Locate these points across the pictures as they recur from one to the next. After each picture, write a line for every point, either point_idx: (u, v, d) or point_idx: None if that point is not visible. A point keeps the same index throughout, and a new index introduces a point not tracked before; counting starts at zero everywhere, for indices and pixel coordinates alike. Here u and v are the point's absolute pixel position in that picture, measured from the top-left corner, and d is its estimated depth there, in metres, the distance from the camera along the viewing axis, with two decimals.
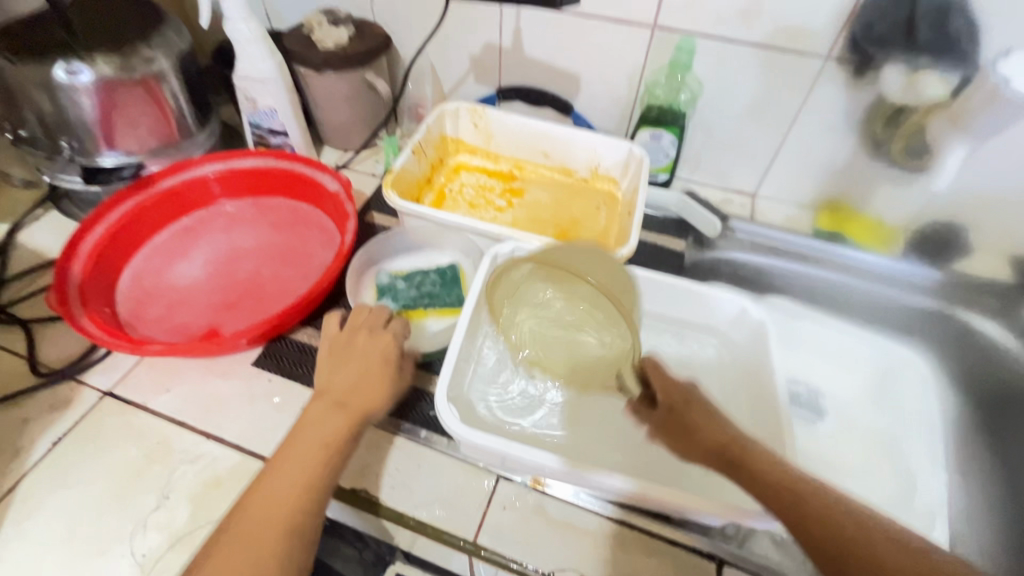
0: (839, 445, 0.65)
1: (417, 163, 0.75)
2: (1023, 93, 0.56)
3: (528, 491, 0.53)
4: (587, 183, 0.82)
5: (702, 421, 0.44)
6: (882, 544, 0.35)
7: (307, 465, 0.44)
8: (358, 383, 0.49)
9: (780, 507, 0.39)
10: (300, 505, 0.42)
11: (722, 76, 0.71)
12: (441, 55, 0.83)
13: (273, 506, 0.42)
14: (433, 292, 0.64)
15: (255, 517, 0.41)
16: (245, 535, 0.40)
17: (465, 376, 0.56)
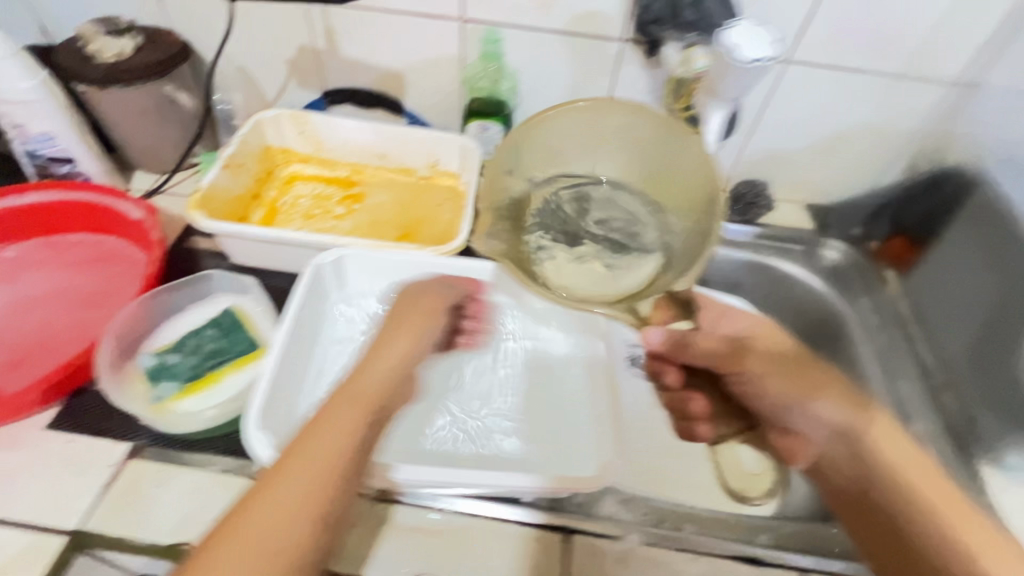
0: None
1: (234, 178, 0.70)
2: (752, 62, 0.55)
3: (375, 504, 0.51)
4: (429, 181, 0.81)
5: (777, 360, 0.49)
6: (925, 478, 0.41)
7: (317, 471, 0.37)
8: (389, 376, 0.46)
9: (835, 440, 0.45)
10: (301, 519, 0.35)
11: (537, 64, 0.73)
12: (253, 62, 0.78)
13: (284, 517, 0.34)
14: (218, 349, 0.56)
15: (267, 524, 0.34)
16: (251, 551, 0.33)
17: (295, 396, 0.53)
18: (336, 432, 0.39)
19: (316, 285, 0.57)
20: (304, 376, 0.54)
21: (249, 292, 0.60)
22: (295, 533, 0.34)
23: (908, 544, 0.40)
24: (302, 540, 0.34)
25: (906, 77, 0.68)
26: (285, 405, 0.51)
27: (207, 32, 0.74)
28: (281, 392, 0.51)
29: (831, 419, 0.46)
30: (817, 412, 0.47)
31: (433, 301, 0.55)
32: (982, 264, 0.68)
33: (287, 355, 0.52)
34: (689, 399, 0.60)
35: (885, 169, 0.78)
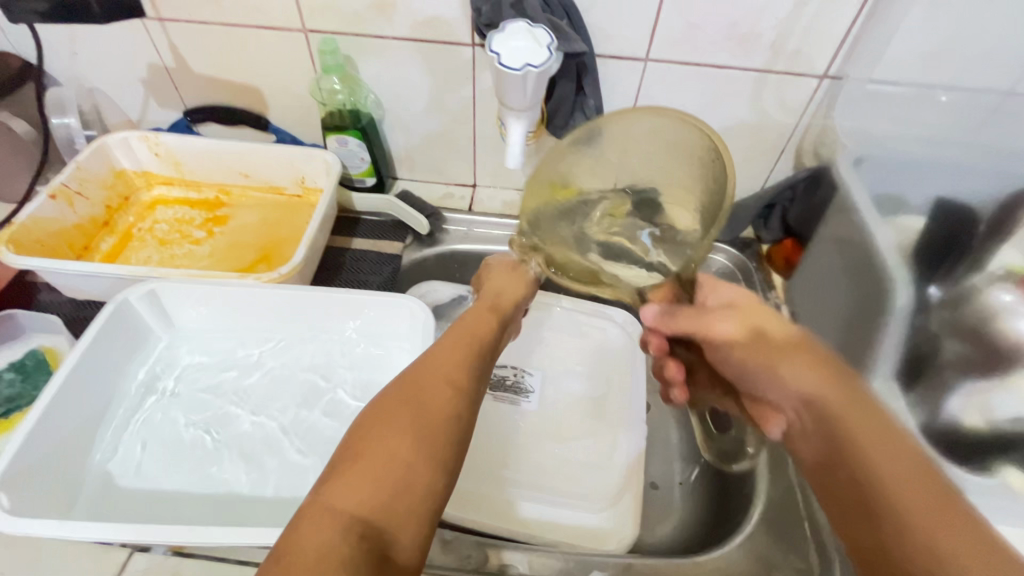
0: (545, 422, 0.66)
1: (69, 208, 0.68)
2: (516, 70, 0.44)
3: (167, 558, 0.46)
4: (300, 199, 0.77)
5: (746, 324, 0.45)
6: (886, 447, 0.36)
7: (425, 421, 0.35)
8: (444, 346, 0.42)
9: (805, 409, 0.41)
10: (427, 461, 0.33)
11: (391, 73, 0.69)
12: (103, 82, 0.74)
13: (394, 461, 0.33)
14: (15, 394, 0.54)
15: (385, 445, 0.33)
16: (377, 483, 0.31)
17: (88, 443, 0.50)
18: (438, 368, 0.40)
19: (122, 321, 0.54)
20: (103, 420, 0.52)
21: (60, 336, 0.58)
22: (421, 457, 0.33)
23: (880, 511, 0.33)
24: (414, 472, 0.32)
25: (773, 71, 0.62)
26: (72, 454, 0.48)
27: (49, 54, 0.70)
28: (60, 442, 0.47)
29: (803, 388, 0.41)
30: (786, 378, 0.42)
31: (518, 292, 0.54)
32: (841, 276, 0.62)
33: (69, 401, 0.49)
34: (674, 387, 0.58)
35: (772, 167, 0.72)
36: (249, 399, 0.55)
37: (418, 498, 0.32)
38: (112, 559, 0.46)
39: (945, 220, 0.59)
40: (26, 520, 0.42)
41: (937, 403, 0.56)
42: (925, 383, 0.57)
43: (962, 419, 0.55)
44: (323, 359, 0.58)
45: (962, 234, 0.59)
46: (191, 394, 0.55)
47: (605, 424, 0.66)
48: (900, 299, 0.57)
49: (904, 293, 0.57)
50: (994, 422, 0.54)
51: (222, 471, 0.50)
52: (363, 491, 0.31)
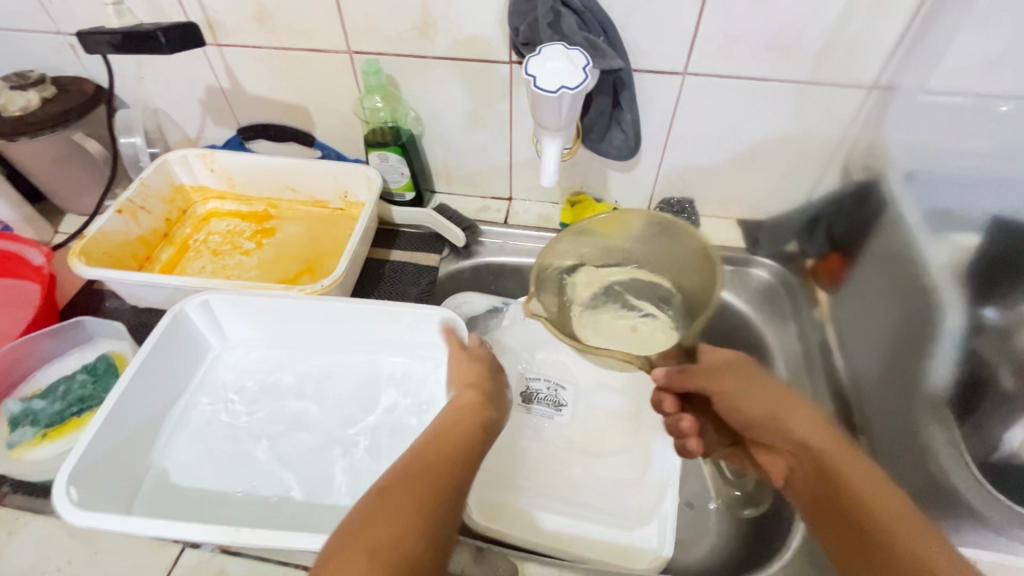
0: (576, 438, 0.66)
1: (133, 220, 0.72)
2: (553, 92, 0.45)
3: (215, 555, 0.49)
4: (342, 212, 0.80)
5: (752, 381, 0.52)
6: (875, 487, 0.40)
7: (416, 493, 0.39)
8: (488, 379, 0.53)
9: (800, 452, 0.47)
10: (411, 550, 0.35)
11: (431, 91, 0.71)
12: (166, 104, 0.79)
13: (383, 526, 0.36)
14: (85, 396, 0.58)
15: (388, 533, 0.35)
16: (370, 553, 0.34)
17: (147, 445, 0.53)
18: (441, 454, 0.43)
19: (179, 329, 0.57)
20: (162, 422, 0.55)
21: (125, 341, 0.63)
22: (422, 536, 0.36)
23: (875, 538, 0.37)
24: (407, 562, 0.34)
25: (817, 82, 0.61)
26: (134, 452, 0.52)
27: (120, 78, 0.76)
28: (121, 441, 0.51)
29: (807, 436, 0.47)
30: (792, 428, 0.48)
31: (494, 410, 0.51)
32: (890, 293, 0.60)
33: (130, 404, 0.52)
34: (682, 418, 0.59)
35: (816, 180, 0.70)
36: (293, 406, 0.58)
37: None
38: (165, 554, 0.49)
39: (1004, 235, 0.53)
40: (92, 514, 0.45)
41: (992, 439, 0.51)
42: (981, 415, 0.52)
43: None
44: (363, 369, 0.60)
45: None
46: (239, 400, 0.58)
47: (638, 441, 0.65)
48: (950, 323, 0.53)
49: (956, 316, 0.53)
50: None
51: (265, 475, 0.53)
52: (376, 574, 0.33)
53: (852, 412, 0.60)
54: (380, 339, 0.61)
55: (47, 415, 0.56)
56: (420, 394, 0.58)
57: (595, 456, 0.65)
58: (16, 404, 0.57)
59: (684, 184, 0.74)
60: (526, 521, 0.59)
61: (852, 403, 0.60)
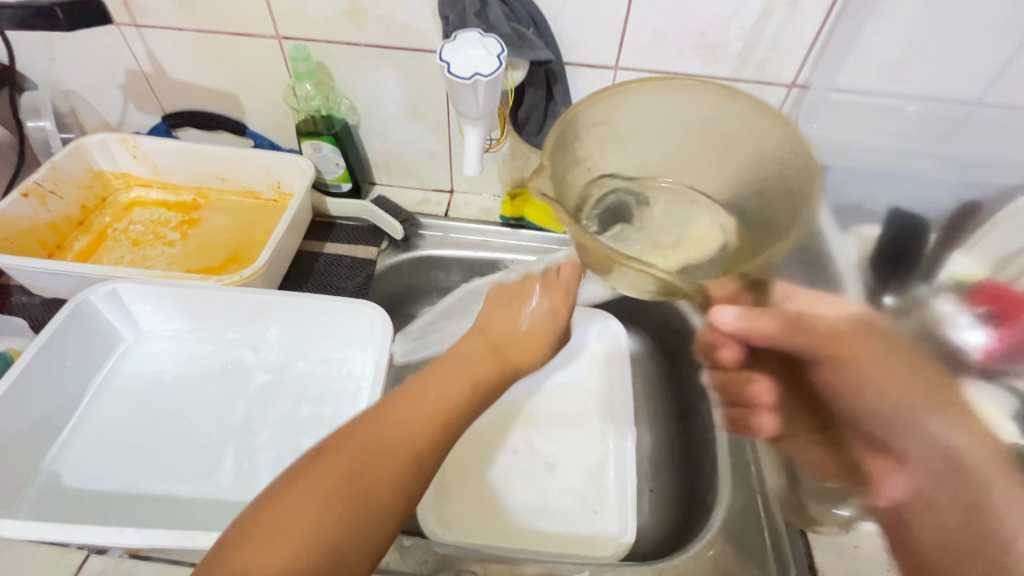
0: (511, 431, 0.66)
1: (42, 206, 0.68)
2: (467, 79, 0.45)
3: (122, 561, 0.46)
4: (275, 204, 0.78)
5: (893, 358, 0.48)
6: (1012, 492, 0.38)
7: (364, 441, 0.36)
8: (491, 317, 0.50)
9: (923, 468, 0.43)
10: (330, 523, 0.33)
11: (365, 80, 0.70)
12: (84, 87, 0.75)
13: (303, 498, 0.33)
14: None
15: (296, 511, 0.33)
16: (268, 534, 0.32)
17: (43, 442, 0.51)
18: (403, 428, 0.38)
19: (82, 319, 0.55)
20: (66, 417, 0.53)
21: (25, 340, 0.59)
22: (325, 527, 0.32)
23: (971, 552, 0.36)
24: (323, 538, 0.32)
25: (741, 79, 0.62)
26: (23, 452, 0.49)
27: (27, 58, 0.71)
28: (13, 438, 0.48)
29: (953, 443, 0.42)
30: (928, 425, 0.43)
31: (527, 354, 0.48)
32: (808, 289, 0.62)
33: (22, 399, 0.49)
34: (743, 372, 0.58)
35: None
36: (214, 403, 0.56)
37: (313, 555, 0.32)
38: (68, 563, 0.46)
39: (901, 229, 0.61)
40: None
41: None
42: None
43: None
44: (289, 363, 0.59)
45: (907, 243, 0.60)
46: (152, 396, 0.56)
47: (571, 431, 0.67)
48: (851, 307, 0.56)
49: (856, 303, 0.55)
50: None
51: (181, 477, 0.51)
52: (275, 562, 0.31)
53: None
54: (308, 333, 0.60)
55: None
56: (349, 391, 0.57)
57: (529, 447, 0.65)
58: None
59: None
60: (457, 514, 0.60)
61: None
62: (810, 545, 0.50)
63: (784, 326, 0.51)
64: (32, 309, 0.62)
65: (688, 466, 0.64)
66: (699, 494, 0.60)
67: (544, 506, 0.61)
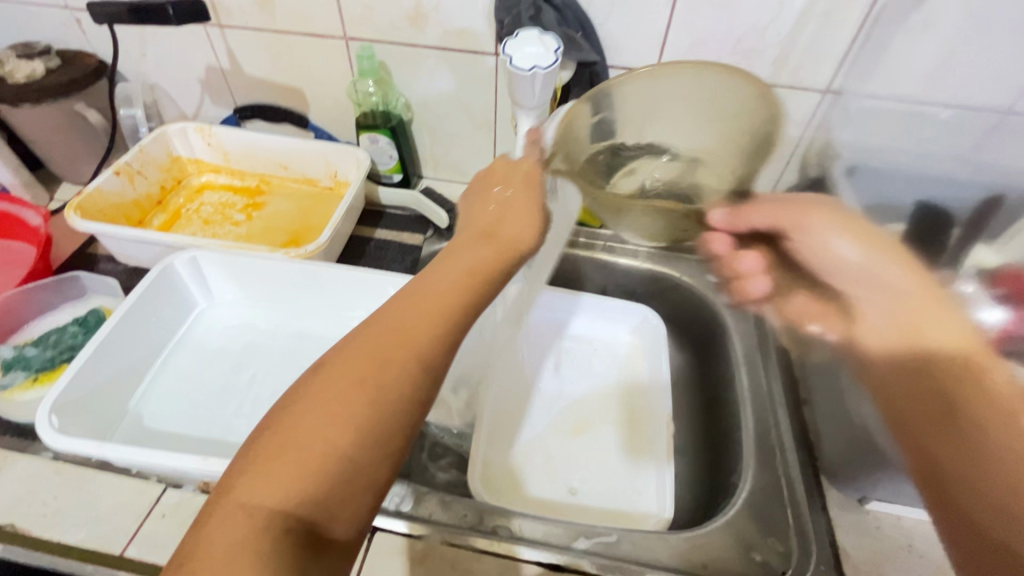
0: (540, 410, 0.70)
1: (129, 184, 0.75)
2: (524, 71, 0.49)
3: (196, 496, 0.52)
4: (331, 191, 0.84)
5: (857, 223, 0.55)
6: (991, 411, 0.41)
7: (368, 352, 0.37)
8: (504, 215, 0.50)
9: (887, 301, 0.51)
10: (342, 428, 0.33)
11: (422, 78, 0.75)
12: (169, 81, 0.83)
13: (316, 411, 0.34)
14: (75, 344, 0.60)
15: (307, 428, 0.33)
16: (290, 449, 0.32)
17: (130, 389, 0.57)
18: (409, 326, 0.38)
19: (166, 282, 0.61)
20: (148, 368, 0.59)
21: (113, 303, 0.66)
22: (335, 439, 0.33)
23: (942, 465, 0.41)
24: (334, 445, 0.33)
25: (778, 85, 0.65)
26: (108, 396, 0.54)
27: (123, 53, 0.79)
28: (104, 383, 0.54)
29: (902, 288, 0.50)
30: (893, 276, 0.51)
31: (521, 236, 0.48)
32: None
33: (114, 347, 0.55)
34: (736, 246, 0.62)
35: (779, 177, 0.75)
36: (278, 365, 0.61)
37: (322, 459, 0.32)
38: (148, 493, 0.52)
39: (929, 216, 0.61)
40: (71, 438, 0.48)
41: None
42: None
43: None
44: (344, 332, 0.64)
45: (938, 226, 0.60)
46: (223, 356, 0.62)
47: (598, 413, 0.71)
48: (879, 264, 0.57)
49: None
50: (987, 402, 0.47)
51: (246, 425, 0.56)
52: (279, 482, 0.31)
53: (798, 387, 0.64)
54: (363, 305, 0.65)
55: (37, 360, 0.58)
56: None
57: (555, 422, 0.70)
58: (7, 349, 0.59)
59: None
60: (490, 481, 0.63)
61: (798, 376, 0.65)
62: (831, 527, 0.53)
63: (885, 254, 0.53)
64: (117, 275, 0.69)
65: (713, 452, 0.67)
66: (724, 478, 0.62)
67: (575, 480, 0.64)
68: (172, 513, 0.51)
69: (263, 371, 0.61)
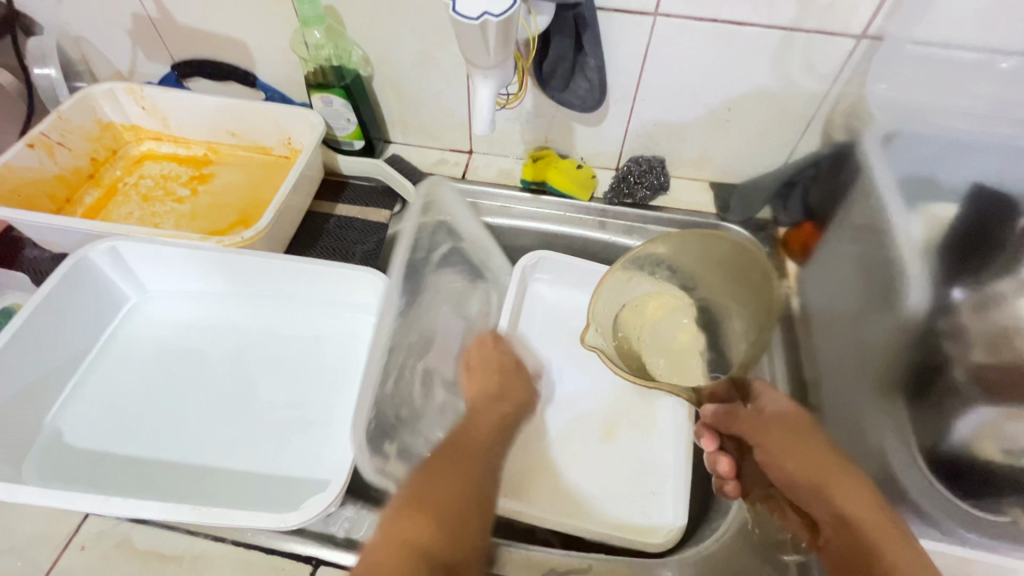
0: None
1: (49, 157, 0.66)
2: (473, 21, 0.39)
3: (119, 523, 0.46)
4: (287, 161, 0.74)
5: (804, 441, 0.46)
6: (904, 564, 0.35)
7: (460, 459, 0.44)
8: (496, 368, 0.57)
9: (800, 465, 0.44)
10: (467, 496, 0.41)
11: (378, 26, 0.64)
12: (92, 33, 0.71)
13: (449, 495, 0.40)
14: None
15: (438, 488, 0.40)
16: (431, 503, 0.39)
17: (45, 400, 0.50)
18: (473, 437, 0.47)
19: (82, 275, 0.54)
20: (67, 374, 0.53)
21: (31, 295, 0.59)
22: (463, 503, 0.40)
23: None
24: (456, 502, 0.40)
25: (802, 30, 0.53)
26: (17, 412, 0.48)
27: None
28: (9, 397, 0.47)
29: (844, 511, 0.40)
30: (835, 499, 0.41)
31: (521, 397, 0.55)
32: (860, 276, 0.56)
33: (19, 356, 0.49)
34: (718, 460, 0.53)
35: (798, 141, 0.64)
36: (215, 367, 0.55)
37: (457, 512, 0.39)
38: (67, 521, 0.46)
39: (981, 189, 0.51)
40: None
41: (943, 425, 0.47)
42: (930, 406, 0.48)
43: (973, 444, 0.46)
44: (294, 329, 0.57)
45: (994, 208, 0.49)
46: (156, 358, 0.55)
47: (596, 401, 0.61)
48: (911, 268, 0.50)
49: (918, 293, 0.49)
50: (1012, 455, 0.45)
51: (177, 440, 0.50)
52: (430, 529, 0.37)
53: (808, 389, 0.57)
54: (314, 298, 0.58)
55: None
56: (352, 363, 0.55)
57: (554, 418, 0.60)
58: None
59: (654, 141, 0.68)
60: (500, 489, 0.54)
61: (810, 380, 0.57)
62: None
63: (790, 436, 0.46)
64: (40, 263, 0.61)
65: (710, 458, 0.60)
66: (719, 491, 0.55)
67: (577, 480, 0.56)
68: (93, 544, 0.45)
69: (199, 375, 0.54)
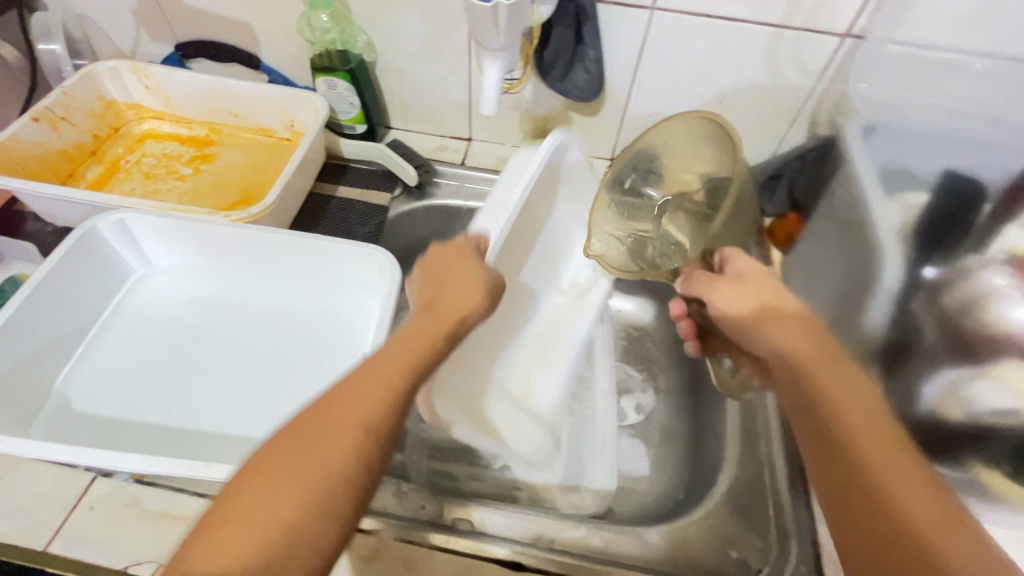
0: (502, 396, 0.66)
1: (53, 132, 0.67)
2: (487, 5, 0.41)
3: (127, 486, 0.47)
4: (288, 143, 0.76)
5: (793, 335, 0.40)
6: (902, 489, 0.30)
7: (361, 402, 0.33)
8: (451, 282, 0.44)
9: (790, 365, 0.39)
10: (352, 457, 0.31)
11: (383, 13, 0.65)
12: (97, 13, 0.72)
13: (325, 449, 0.31)
14: None
15: (324, 439, 0.32)
16: (297, 469, 0.30)
17: (52, 367, 0.51)
18: (368, 398, 0.34)
19: (89, 246, 0.54)
20: (75, 343, 0.54)
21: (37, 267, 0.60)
22: (345, 459, 0.31)
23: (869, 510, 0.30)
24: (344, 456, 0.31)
25: (791, 26, 0.56)
26: (22, 378, 0.48)
27: None
28: (17, 364, 0.48)
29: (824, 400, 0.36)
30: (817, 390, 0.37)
31: (468, 300, 0.43)
32: (844, 262, 0.59)
33: (29, 321, 0.50)
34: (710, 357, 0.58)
35: (784, 135, 0.67)
36: (221, 339, 0.56)
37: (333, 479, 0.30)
38: (75, 483, 0.47)
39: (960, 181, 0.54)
40: None
41: (912, 391, 0.51)
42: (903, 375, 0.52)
43: (938, 409, 0.49)
44: (295, 303, 0.58)
45: (971, 201, 0.52)
46: (162, 329, 0.56)
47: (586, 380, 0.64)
48: (890, 250, 0.53)
49: (894, 272, 0.52)
50: (970, 415, 0.47)
51: (183, 408, 0.51)
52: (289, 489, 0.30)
53: None
54: (320, 276, 0.59)
55: None
56: (355, 337, 0.56)
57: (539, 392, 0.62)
58: None
59: None
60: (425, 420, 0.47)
61: None
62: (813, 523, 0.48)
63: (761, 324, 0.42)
64: (44, 238, 0.62)
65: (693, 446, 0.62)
66: (702, 469, 0.58)
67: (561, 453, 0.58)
68: (102, 504, 0.47)
69: (206, 347, 0.55)
